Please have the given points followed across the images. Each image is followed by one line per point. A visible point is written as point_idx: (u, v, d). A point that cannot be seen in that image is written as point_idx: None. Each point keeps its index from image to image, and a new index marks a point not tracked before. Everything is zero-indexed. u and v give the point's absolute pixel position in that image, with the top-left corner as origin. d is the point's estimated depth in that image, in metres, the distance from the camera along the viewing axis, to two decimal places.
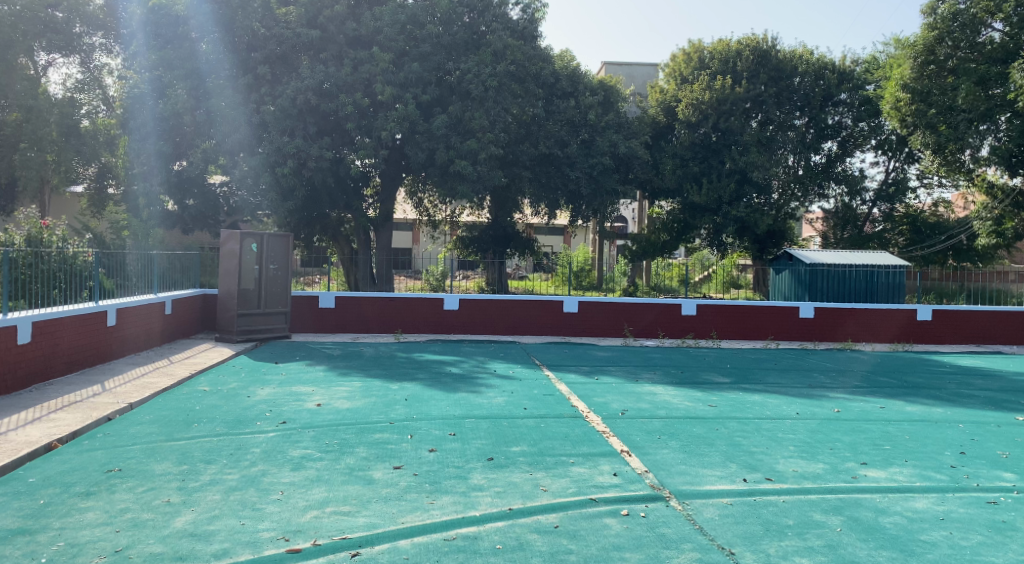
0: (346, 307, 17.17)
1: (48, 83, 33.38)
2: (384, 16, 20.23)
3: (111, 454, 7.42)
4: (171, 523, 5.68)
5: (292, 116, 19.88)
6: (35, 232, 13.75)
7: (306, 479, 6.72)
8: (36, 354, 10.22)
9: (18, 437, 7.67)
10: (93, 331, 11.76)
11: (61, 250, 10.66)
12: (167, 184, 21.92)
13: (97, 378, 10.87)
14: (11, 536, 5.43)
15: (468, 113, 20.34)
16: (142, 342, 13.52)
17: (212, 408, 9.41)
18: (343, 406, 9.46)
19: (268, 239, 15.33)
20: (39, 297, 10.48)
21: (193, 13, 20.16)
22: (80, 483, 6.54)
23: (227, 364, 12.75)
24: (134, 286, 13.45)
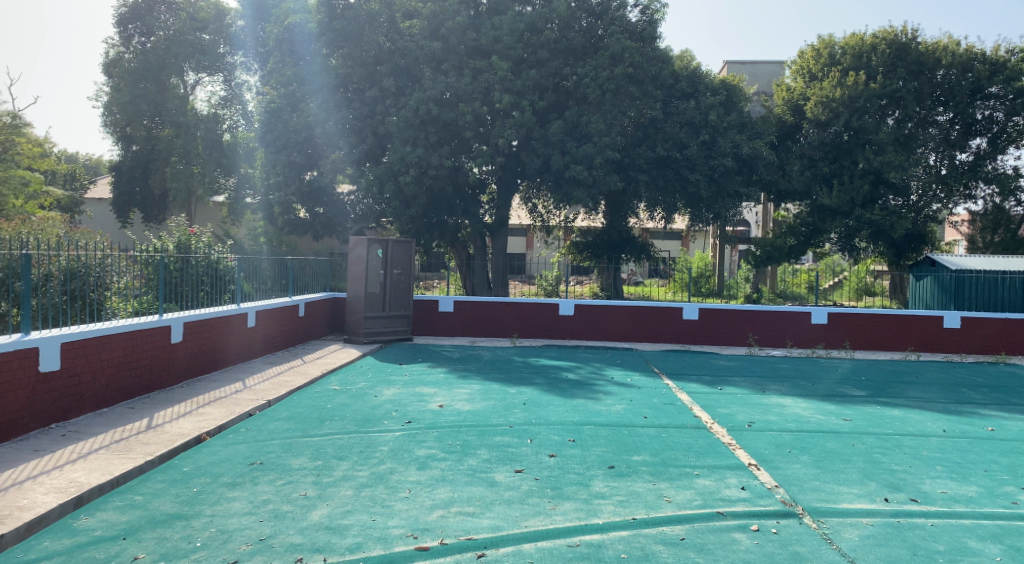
0: (464, 311, 17.52)
1: (196, 101, 35.97)
2: (504, 25, 20.38)
3: (253, 448, 7.89)
4: (309, 516, 5.98)
5: (414, 127, 20.43)
6: (184, 239, 14.85)
7: (431, 479, 6.91)
8: (187, 352, 11.03)
9: (173, 429, 8.28)
10: (237, 331, 12.61)
11: (206, 256, 11.43)
12: (300, 193, 23.31)
13: (239, 376, 11.60)
14: (169, 520, 5.87)
15: (585, 117, 20.45)
16: (277, 343, 14.31)
17: (342, 407, 9.85)
18: (464, 408, 9.67)
19: (392, 244, 15.87)
20: (189, 299, 11.26)
21: (324, 30, 21.44)
22: (227, 474, 7.00)
23: (355, 364, 13.29)
24: (272, 290, 14.31)
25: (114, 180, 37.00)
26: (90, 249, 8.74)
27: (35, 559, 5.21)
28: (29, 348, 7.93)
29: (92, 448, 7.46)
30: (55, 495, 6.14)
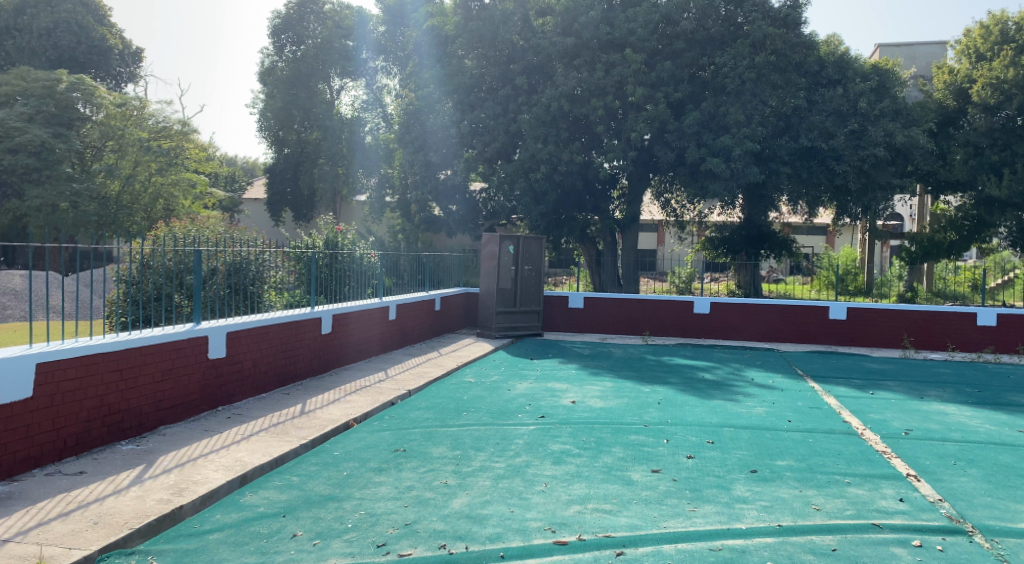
0: (596, 308, 17.48)
1: (341, 105, 37.96)
2: (638, 17, 20.04)
3: (397, 435, 8.22)
4: (450, 504, 6.18)
5: (546, 123, 20.54)
6: (330, 236, 15.69)
7: (567, 474, 6.94)
8: (335, 342, 11.65)
9: (323, 415, 8.75)
10: (379, 323, 13.19)
11: (352, 252, 12.01)
12: (433, 191, 24.07)
13: (381, 366, 12.14)
14: (323, 501, 6.22)
15: (723, 108, 19.82)
16: (416, 335, 14.86)
17: (478, 399, 10.07)
18: (597, 404, 9.66)
19: (524, 240, 16.04)
20: (335, 292, 11.83)
21: (461, 32, 21.99)
22: (373, 459, 7.34)
23: (488, 358, 13.55)
24: (410, 284, 14.85)
25: (267, 182, 39.39)
26: (250, 245, 9.35)
27: (209, 529, 5.64)
28: (200, 336, 8.58)
29: (253, 430, 8.00)
30: (223, 472, 6.62)
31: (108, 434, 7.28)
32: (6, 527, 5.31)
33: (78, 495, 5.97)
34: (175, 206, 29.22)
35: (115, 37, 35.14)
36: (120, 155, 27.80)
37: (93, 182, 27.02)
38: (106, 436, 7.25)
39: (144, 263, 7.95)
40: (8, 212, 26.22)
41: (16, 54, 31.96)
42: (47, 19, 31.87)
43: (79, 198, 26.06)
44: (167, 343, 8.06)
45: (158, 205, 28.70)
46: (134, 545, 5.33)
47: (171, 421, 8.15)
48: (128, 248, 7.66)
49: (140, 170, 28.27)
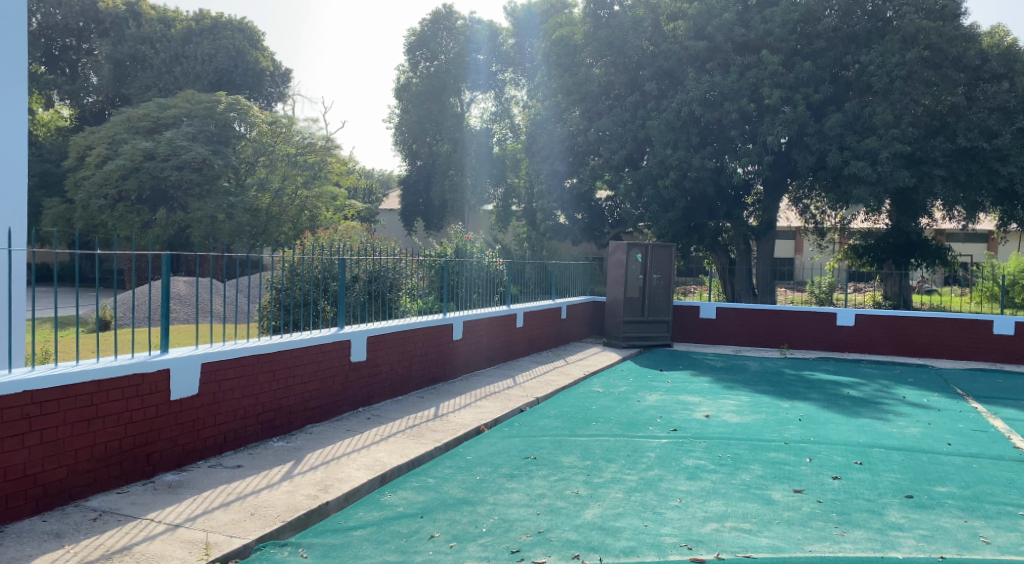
0: (729, 319, 16.94)
1: (470, 118, 38.84)
2: (775, 17, 19.32)
3: (527, 443, 8.25)
4: (583, 514, 6.13)
5: (676, 129, 20.12)
6: (460, 245, 16.02)
7: (702, 490, 6.72)
8: (464, 348, 11.86)
9: (456, 419, 8.92)
10: (507, 331, 13.34)
11: (480, 260, 12.24)
12: (561, 200, 24.17)
13: (509, 373, 12.23)
14: (458, 504, 6.34)
15: (868, 108, 18.76)
16: (542, 343, 14.90)
17: (607, 409, 9.95)
18: (733, 419, 9.33)
19: (653, 249, 15.79)
20: (465, 299, 12.08)
21: (589, 41, 22.02)
22: (505, 465, 7.41)
23: (617, 368, 13.39)
24: (538, 291, 14.97)
25: (402, 193, 40.75)
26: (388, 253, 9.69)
27: (352, 526, 5.85)
28: (344, 340, 8.94)
29: (391, 432, 8.25)
30: (364, 471, 6.86)
31: (261, 431, 7.69)
32: (177, 513, 5.70)
33: (237, 487, 6.34)
34: (319, 217, 30.59)
35: (267, 59, 37.42)
36: (270, 171, 30.01)
37: (247, 196, 28.83)
38: (259, 432, 7.66)
39: (294, 270, 8.41)
40: (174, 224, 28.34)
41: (182, 78, 34.57)
42: (209, 46, 34.45)
43: (233, 209, 28.08)
44: (314, 346, 8.46)
45: (304, 217, 30.07)
46: (286, 538, 5.59)
47: (317, 420, 8.52)
48: (279, 256, 8.11)
49: (288, 185, 29.85)
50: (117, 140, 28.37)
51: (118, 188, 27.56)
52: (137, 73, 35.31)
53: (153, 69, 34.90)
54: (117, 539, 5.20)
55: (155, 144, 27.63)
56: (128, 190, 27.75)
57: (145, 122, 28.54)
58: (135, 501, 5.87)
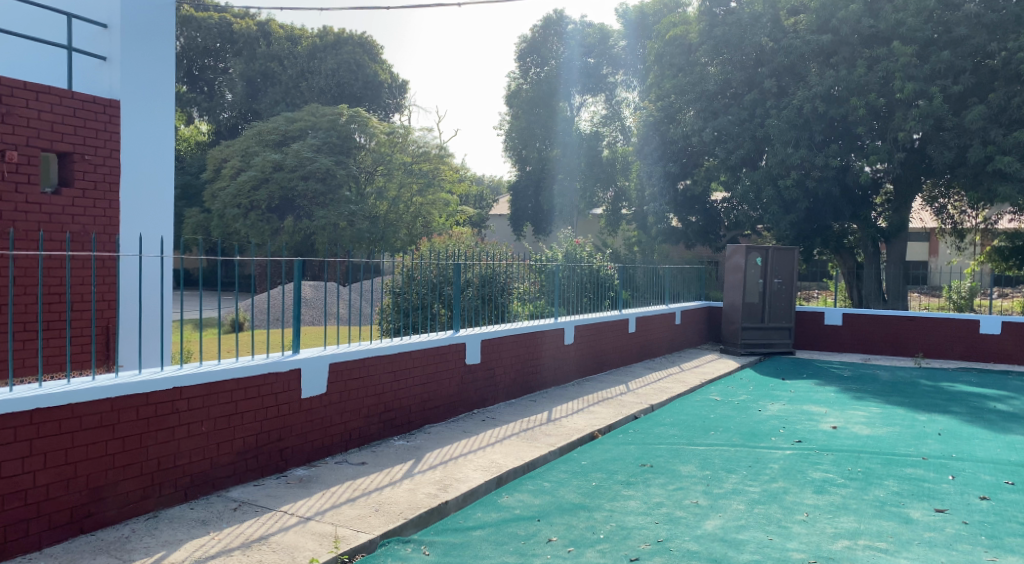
0: (857, 325, 16.12)
1: (580, 121, 38.82)
2: (908, 5, 18.01)
3: (643, 450, 8.11)
4: (703, 525, 5.95)
5: (797, 127, 19.40)
6: (571, 249, 16.02)
7: (832, 505, 6.40)
8: (577, 352, 11.82)
9: (570, 424, 8.88)
10: (619, 335, 13.21)
11: (590, 264, 12.19)
12: (674, 202, 23.81)
13: (623, 379, 12.07)
14: (575, 509, 6.28)
15: (1015, 100, 17.41)
16: (655, 349, 14.65)
17: (726, 418, 9.66)
18: (863, 431, 8.86)
19: (773, 252, 15.26)
20: (576, 304, 12.02)
21: (705, 39, 21.55)
22: (621, 472, 7.29)
23: (735, 376, 12.97)
24: (650, 296, 14.74)
25: (512, 199, 40.90)
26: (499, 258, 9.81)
27: (472, 526, 5.90)
28: (460, 343, 9.07)
29: (506, 434, 8.30)
30: (481, 472, 6.93)
31: (384, 429, 7.90)
32: (309, 506, 5.92)
33: (362, 483, 6.53)
34: (432, 224, 31.28)
35: (386, 71, 38.60)
36: (388, 179, 30.56)
37: (366, 204, 29.78)
38: (381, 430, 7.88)
39: (410, 275, 8.61)
40: (299, 231, 29.70)
41: (308, 93, 36.43)
42: (332, 61, 36.15)
43: (354, 217, 29.21)
44: (432, 348, 8.60)
45: (418, 224, 30.82)
46: (409, 534, 5.71)
47: (434, 420, 8.67)
48: (398, 261, 8.32)
49: (403, 192, 30.71)
50: (250, 153, 30.21)
51: (250, 198, 29.33)
52: (267, 88, 37.31)
53: (281, 84, 36.79)
54: (256, 529, 5.44)
55: (284, 156, 29.24)
56: (259, 200, 29.39)
57: (274, 135, 30.21)
58: (271, 493, 6.15)
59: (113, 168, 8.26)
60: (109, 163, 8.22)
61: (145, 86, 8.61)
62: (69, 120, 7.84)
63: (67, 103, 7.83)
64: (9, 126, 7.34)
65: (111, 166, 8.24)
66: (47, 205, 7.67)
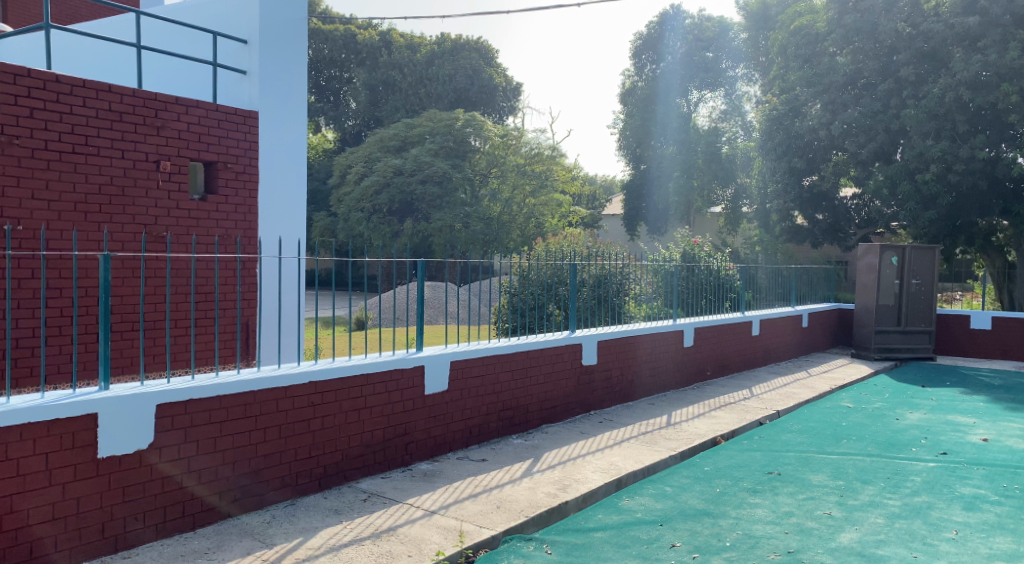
0: (1008, 330, 14.97)
1: (698, 118, 37.96)
2: None
3: (770, 457, 7.78)
4: (838, 537, 5.63)
5: (937, 117, 18.23)
6: (688, 249, 15.64)
7: (984, 523, 5.92)
8: (697, 356, 11.51)
9: (690, 428, 8.64)
10: (742, 338, 12.77)
11: (708, 265, 11.89)
12: (799, 199, 22.85)
13: (746, 384, 11.64)
14: (699, 515, 6.08)
15: None
16: (780, 353, 14.08)
17: (860, 426, 9.14)
18: (1018, 445, 8.16)
19: (910, 251, 14.41)
20: (696, 305, 11.71)
21: (834, 27, 20.52)
22: (747, 480, 7.01)
23: (869, 382, 12.27)
24: (775, 298, 14.21)
25: (625, 199, 40.22)
26: (615, 258, 9.70)
27: (593, 527, 5.82)
28: (576, 343, 9.00)
29: (624, 437, 8.15)
30: (601, 474, 6.83)
31: (503, 427, 7.93)
32: (433, 500, 6.00)
33: (482, 479, 6.56)
34: (546, 225, 31.33)
35: (501, 74, 38.88)
36: (502, 181, 31.10)
37: (481, 206, 30.11)
38: (500, 428, 7.91)
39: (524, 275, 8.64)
40: (418, 232, 30.35)
41: (426, 99, 37.36)
42: (449, 67, 36.88)
43: (469, 219, 29.61)
44: (550, 348, 8.58)
45: (531, 225, 30.94)
46: (530, 532, 5.68)
47: (551, 420, 8.63)
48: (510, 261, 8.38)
49: (517, 194, 30.85)
50: (373, 159, 31.37)
51: (373, 202, 30.21)
52: (388, 96, 38.49)
53: (401, 92, 38.00)
54: (384, 520, 5.56)
55: (404, 161, 30.11)
56: (381, 204, 30.30)
57: (395, 141, 31.25)
58: (397, 486, 6.28)
59: (252, 176, 8.66)
60: (248, 171, 8.61)
61: (281, 99, 9.04)
62: (212, 131, 8.25)
63: (211, 116, 8.24)
64: (162, 138, 7.78)
65: (250, 175, 8.64)
66: (195, 211, 8.10)
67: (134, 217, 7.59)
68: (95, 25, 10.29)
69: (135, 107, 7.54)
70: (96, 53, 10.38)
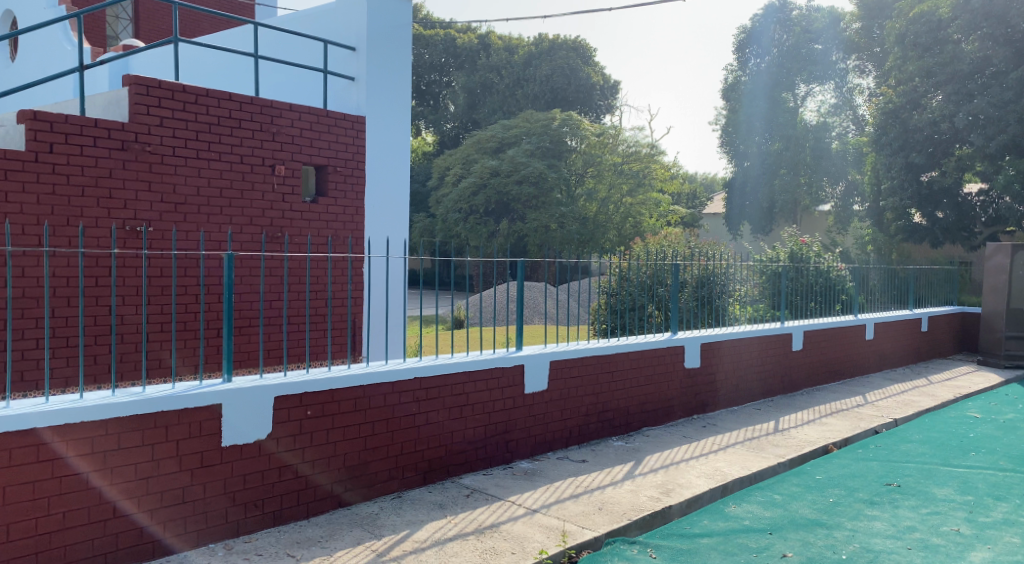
0: None
1: (805, 112, 36.45)
2: None
3: (888, 468, 7.35)
4: (968, 557, 5.25)
5: None
6: (795, 248, 15.05)
7: None
8: (807, 360, 11.06)
9: (799, 435, 8.28)
10: (855, 342, 12.18)
11: (817, 265, 11.40)
12: (917, 196, 21.66)
13: (859, 390, 11.09)
14: (811, 525, 5.80)
15: None
16: (896, 358, 13.36)
17: (990, 439, 8.54)
18: None
19: None
20: (804, 307, 11.25)
21: (958, 14, 19.39)
22: (863, 490, 6.65)
23: (998, 392, 11.45)
24: (891, 301, 13.50)
25: (727, 196, 39.02)
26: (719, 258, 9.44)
27: (699, 533, 5.64)
28: (679, 345, 8.79)
29: (730, 442, 7.89)
30: (705, 479, 6.62)
31: (603, 428, 7.82)
32: (535, 498, 5.96)
33: (584, 480, 6.48)
34: (643, 224, 30.93)
35: (598, 73, 38.57)
36: (598, 180, 30.75)
37: (576, 206, 29.98)
38: (601, 430, 7.80)
39: (623, 275, 8.51)
40: (514, 232, 30.46)
41: (523, 100, 37.49)
42: (546, 67, 36.86)
43: (565, 219, 29.49)
44: (651, 349, 8.41)
45: (628, 224, 30.56)
46: (633, 535, 5.56)
47: (652, 423, 8.46)
48: (607, 261, 8.28)
49: (613, 193, 30.57)
50: (470, 160, 31.85)
51: (470, 202, 30.55)
52: (486, 98, 38.86)
53: (498, 93, 38.38)
54: (487, 516, 5.56)
55: (501, 162, 30.30)
56: (478, 204, 30.59)
57: (492, 142, 31.57)
58: (499, 484, 6.26)
59: (359, 178, 8.86)
60: (356, 174, 8.82)
61: (386, 101, 9.21)
62: (323, 135, 8.50)
63: (322, 121, 8.48)
64: (278, 143, 8.06)
65: (357, 177, 8.84)
66: (307, 213, 8.34)
67: (252, 218, 7.88)
68: (216, 38, 10.80)
69: (253, 114, 7.83)
70: (216, 63, 10.92)
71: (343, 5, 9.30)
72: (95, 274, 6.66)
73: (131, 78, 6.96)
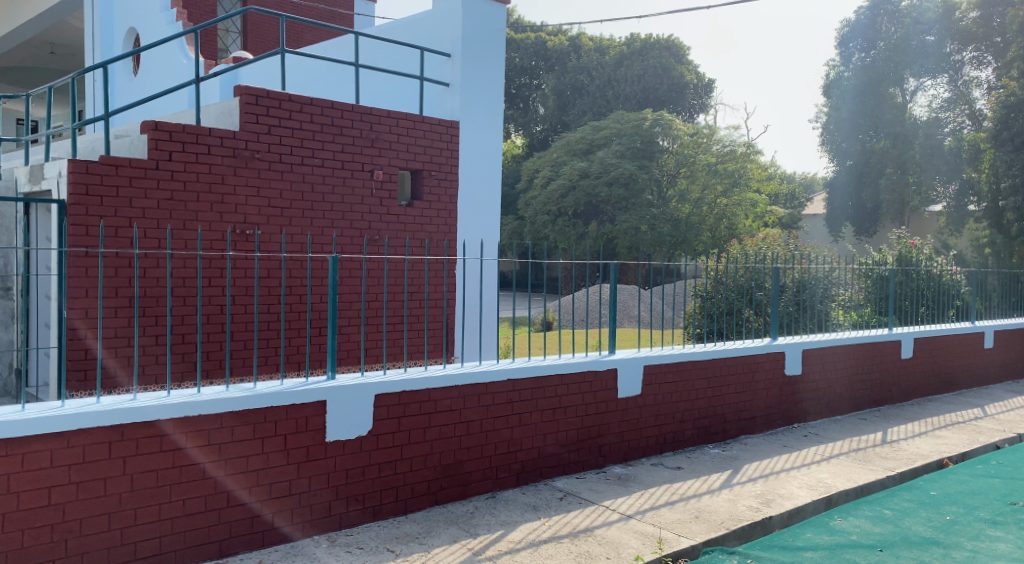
0: None
1: (914, 107, 34.67)
2: None
3: (1011, 486, 6.86)
4: None
5: None
6: (904, 251, 14.31)
7: None
8: (918, 368, 10.48)
9: (910, 448, 7.84)
10: (971, 351, 11.47)
11: (928, 269, 10.81)
12: None
13: (976, 402, 10.42)
14: (926, 544, 5.46)
15: None
16: (1018, 368, 12.50)
17: None
18: None
19: None
20: (914, 313, 10.68)
21: None
22: (984, 509, 6.22)
23: None
24: (1011, 307, 12.65)
25: (828, 196, 38.05)
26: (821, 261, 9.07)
27: (802, 546, 5.40)
28: (779, 351, 8.47)
29: (834, 453, 7.55)
30: (808, 491, 6.35)
31: (698, 435, 7.61)
32: (629, 504, 5.85)
33: (679, 487, 6.32)
34: (738, 225, 30.24)
35: (692, 72, 37.86)
36: (692, 181, 30.14)
37: (668, 207, 29.50)
38: (696, 437, 7.60)
39: (719, 279, 8.27)
40: (604, 234, 30.22)
41: (614, 101, 37.14)
42: (638, 67, 36.46)
43: (656, 221, 29.03)
44: (749, 355, 8.14)
45: (722, 226, 29.94)
46: (732, 546, 5.37)
47: (750, 431, 8.18)
48: (703, 265, 8.05)
49: (707, 194, 29.94)
50: (560, 162, 31.80)
51: (560, 204, 30.51)
52: (576, 100, 38.70)
53: (589, 95, 38.07)
54: (580, 520, 5.49)
55: (591, 164, 30.10)
56: (568, 206, 30.52)
57: (582, 144, 31.46)
58: (593, 487, 6.18)
59: (453, 182, 8.94)
60: (450, 177, 8.90)
61: (479, 105, 9.27)
62: (419, 140, 8.60)
63: (418, 126, 8.58)
64: (376, 149, 8.21)
65: (452, 180, 8.92)
66: (404, 216, 8.47)
67: (351, 222, 8.04)
68: (317, 46, 11.14)
69: (353, 121, 8.00)
70: (318, 69, 11.26)
71: (439, 12, 9.42)
72: (209, 274, 6.94)
73: (242, 88, 7.22)
